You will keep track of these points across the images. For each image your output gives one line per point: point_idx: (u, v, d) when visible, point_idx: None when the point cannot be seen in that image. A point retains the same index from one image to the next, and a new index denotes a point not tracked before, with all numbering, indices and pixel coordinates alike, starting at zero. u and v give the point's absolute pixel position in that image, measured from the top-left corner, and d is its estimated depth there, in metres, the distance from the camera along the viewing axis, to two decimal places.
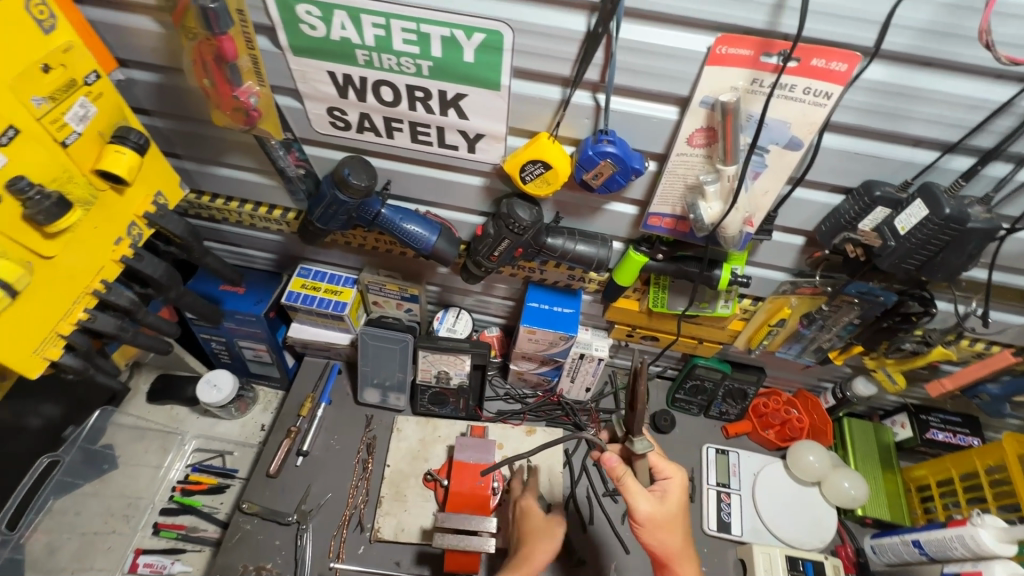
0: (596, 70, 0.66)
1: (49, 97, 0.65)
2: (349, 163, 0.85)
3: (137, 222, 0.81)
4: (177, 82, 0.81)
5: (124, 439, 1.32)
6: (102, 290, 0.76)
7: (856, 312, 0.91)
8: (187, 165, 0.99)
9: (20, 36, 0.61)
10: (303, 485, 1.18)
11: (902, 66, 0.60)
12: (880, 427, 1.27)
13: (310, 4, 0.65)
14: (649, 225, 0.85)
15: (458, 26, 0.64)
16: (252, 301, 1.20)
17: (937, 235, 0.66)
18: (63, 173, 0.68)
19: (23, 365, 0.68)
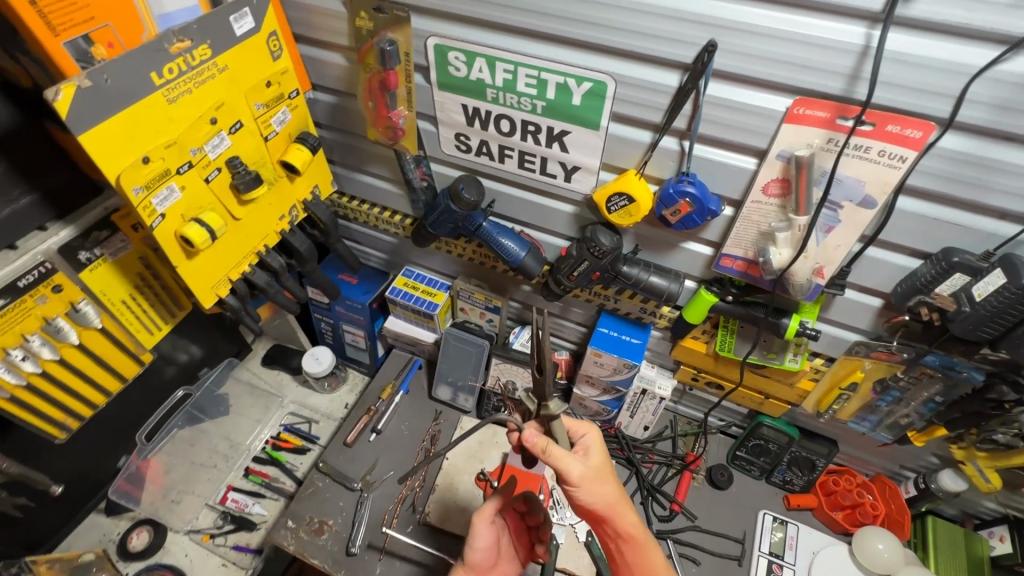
0: (684, 119, 0.76)
1: (265, 104, 0.88)
2: (464, 180, 1.01)
3: (297, 205, 1.03)
4: (348, 103, 1.04)
5: (237, 391, 1.53)
6: (263, 252, 0.97)
7: (937, 386, 0.89)
8: (338, 170, 1.23)
9: (259, 60, 0.84)
10: (371, 459, 1.31)
11: (980, 138, 0.63)
12: (974, 536, 1.15)
13: (459, 51, 0.83)
14: (721, 265, 0.90)
15: (571, 76, 0.79)
16: (362, 291, 1.40)
17: (1013, 304, 0.66)
18: (261, 160, 0.91)
19: (203, 296, 0.89)
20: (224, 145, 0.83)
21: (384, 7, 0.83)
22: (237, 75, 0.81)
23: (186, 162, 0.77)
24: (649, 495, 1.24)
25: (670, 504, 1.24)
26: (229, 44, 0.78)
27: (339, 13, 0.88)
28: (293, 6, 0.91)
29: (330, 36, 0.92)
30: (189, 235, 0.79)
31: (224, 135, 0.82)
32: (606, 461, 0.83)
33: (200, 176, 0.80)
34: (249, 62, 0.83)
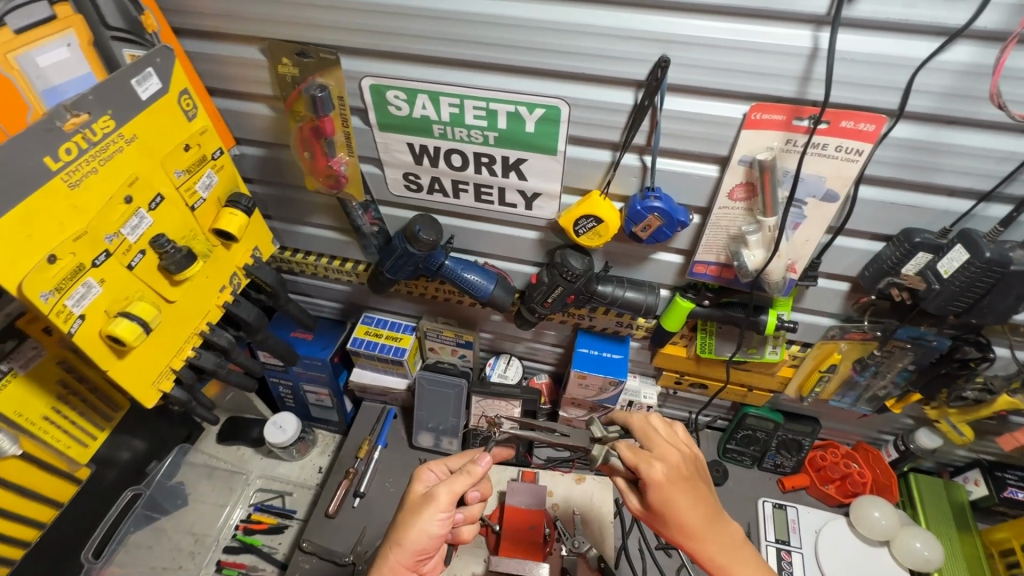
0: (643, 135, 0.75)
1: (186, 170, 0.79)
2: (419, 221, 0.95)
3: (237, 272, 0.93)
4: (279, 155, 0.96)
5: (194, 477, 1.37)
6: (207, 331, 0.86)
7: (910, 357, 0.92)
8: (276, 224, 1.13)
9: (172, 123, 0.75)
10: (359, 526, 1.21)
11: (927, 124, 0.66)
12: (952, 484, 1.21)
13: (398, 90, 0.78)
14: (694, 272, 0.90)
15: (521, 104, 0.75)
16: (320, 346, 1.29)
17: (980, 277, 0.68)
18: (189, 232, 0.81)
19: (142, 394, 0.77)
20: (145, 225, 0.73)
21: (309, 51, 0.77)
22: (147, 144, 0.71)
23: (101, 251, 0.67)
24: None
25: None
26: (134, 111, 0.69)
27: (257, 62, 0.80)
28: (204, 58, 0.82)
29: (250, 86, 0.84)
30: (117, 333, 0.68)
31: (144, 213, 0.72)
32: (668, 506, 0.79)
33: (120, 264, 0.70)
34: (161, 127, 0.73)
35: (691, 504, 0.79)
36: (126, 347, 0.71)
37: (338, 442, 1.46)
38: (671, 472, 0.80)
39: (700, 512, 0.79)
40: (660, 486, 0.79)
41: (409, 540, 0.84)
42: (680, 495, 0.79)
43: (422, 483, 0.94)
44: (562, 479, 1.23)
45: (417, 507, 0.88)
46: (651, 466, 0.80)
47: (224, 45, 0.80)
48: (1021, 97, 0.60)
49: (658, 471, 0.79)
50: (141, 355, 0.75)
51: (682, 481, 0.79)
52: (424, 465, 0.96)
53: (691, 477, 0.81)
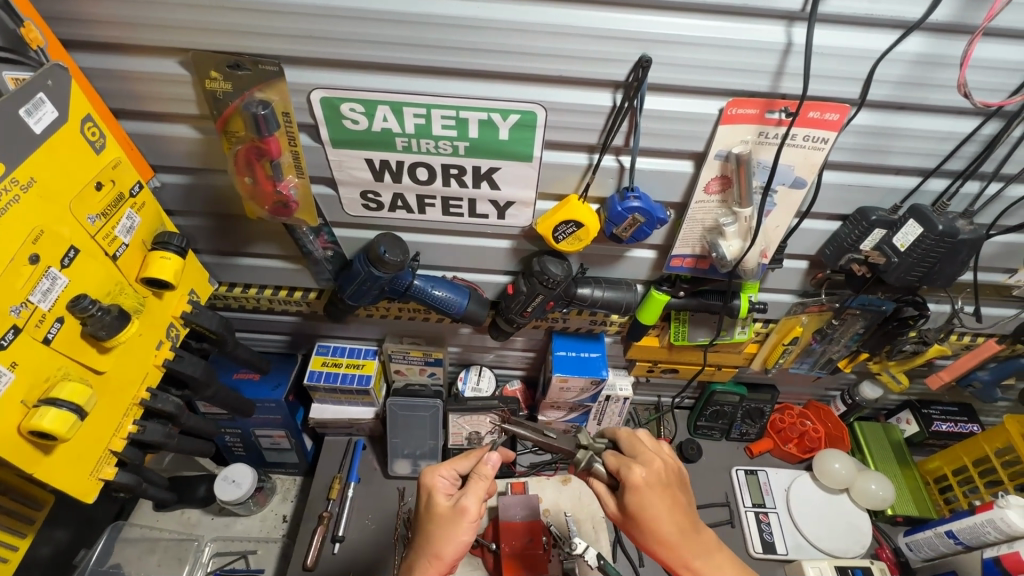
0: (622, 136, 0.73)
1: (101, 214, 0.65)
2: (382, 241, 0.86)
3: (175, 323, 0.80)
4: (209, 181, 0.83)
5: (134, 556, 1.16)
6: (148, 398, 0.74)
7: (861, 322, 1.02)
8: (208, 259, 0.99)
9: (77, 158, 0.61)
10: (342, 574, 1.11)
11: (882, 111, 0.70)
12: (889, 426, 1.35)
13: (354, 102, 0.70)
14: (672, 266, 0.91)
15: (494, 110, 0.70)
16: (270, 387, 1.15)
17: (934, 248, 0.75)
18: (114, 286, 0.68)
19: (79, 489, 0.64)
20: (60, 286, 0.60)
21: (244, 62, 0.66)
22: (49, 188, 0.58)
23: (7, 329, 0.54)
24: None
25: None
26: (28, 150, 0.55)
27: (179, 77, 0.68)
28: (106, 76, 0.68)
29: (170, 105, 0.72)
30: (44, 427, 0.56)
31: (55, 273, 0.59)
32: (644, 509, 0.77)
33: (33, 340, 0.57)
34: (65, 164, 0.60)
35: (668, 509, 0.77)
36: (57, 440, 0.58)
37: (300, 485, 1.36)
38: (652, 477, 0.79)
39: (677, 517, 0.78)
40: (638, 490, 0.78)
41: (448, 553, 0.80)
42: (657, 500, 0.77)
43: (442, 495, 0.85)
44: (548, 484, 1.21)
45: (444, 519, 0.82)
46: (634, 471, 0.79)
47: (133, 59, 0.67)
48: (985, 84, 0.65)
49: (638, 475, 0.78)
50: (73, 443, 0.63)
51: (660, 485, 0.79)
52: (433, 473, 0.87)
53: (670, 484, 0.80)
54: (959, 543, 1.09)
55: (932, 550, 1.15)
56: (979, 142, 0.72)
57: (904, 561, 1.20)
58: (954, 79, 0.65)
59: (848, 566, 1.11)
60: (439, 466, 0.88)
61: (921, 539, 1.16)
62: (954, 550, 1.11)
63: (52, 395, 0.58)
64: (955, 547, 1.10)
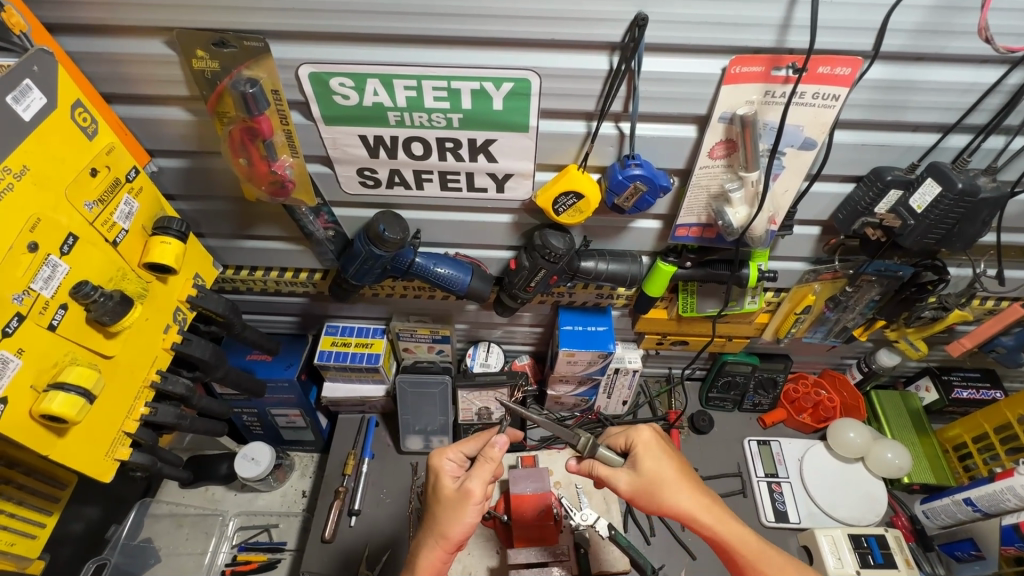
0: (620, 102, 0.70)
1: (98, 200, 0.66)
2: (382, 219, 0.85)
3: (181, 307, 0.80)
4: (206, 163, 0.83)
5: (163, 530, 1.22)
6: (158, 380, 0.75)
7: (877, 289, 0.98)
8: (212, 242, 1.00)
9: (70, 145, 0.61)
10: (360, 545, 1.14)
11: (898, 63, 0.66)
12: (907, 394, 1.32)
13: (343, 76, 0.68)
14: (677, 236, 0.89)
15: (487, 79, 0.68)
16: (284, 366, 1.17)
17: (953, 209, 0.72)
18: (117, 271, 0.68)
19: (96, 469, 0.67)
20: (61, 274, 0.61)
21: (229, 40, 0.65)
22: (43, 176, 0.58)
23: (11, 316, 0.55)
24: None
25: None
26: (19, 137, 0.55)
27: (166, 58, 0.68)
28: (95, 60, 0.68)
29: (160, 87, 0.71)
30: (54, 411, 0.58)
31: (55, 261, 0.60)
32: (656, 469, 0.81)
33: (39, 327, 0.59)
34: (57, 151, 0.60)
35: (675, 469, 0.81)
36: (67, 422, 0.60)
37: (317, 461, 1.39)
38: (656, 440, 0.84)
39: (684, 474, 0.81)
40: (644, 451, 0.82)
41: (454, 533, 0.81)
42: (665, 456, 0.82)
43: (450, 478, 0.86)
44: (559, 457, 1.22)
45: (451, 503, 0.82)
46: (640, 435, 0.84)
47: (121, 41, 0.67)
48: (1006, 29, 0.61)
49: (646, 435, 0.84)
50: (84, 426, 0.64)
51: (664, 447, 0.83)
52: (442, 456, 0.88)
53: (670, 451, 0.83)
54: (977, 510, 1.07)
55: (949, 517, 1.13)
56: (1005, 93, 0.68)
57: (920, 529, 1.18)
58: (975, 23, 0.60)
59: (861, 534, 1.11)
60: (449, 451, 0.89)
61: (938, 507, 1.15)
62: (972, 517, 1.09)
63: (59, 380, 0.59)
64: (973, 514, 1.09)
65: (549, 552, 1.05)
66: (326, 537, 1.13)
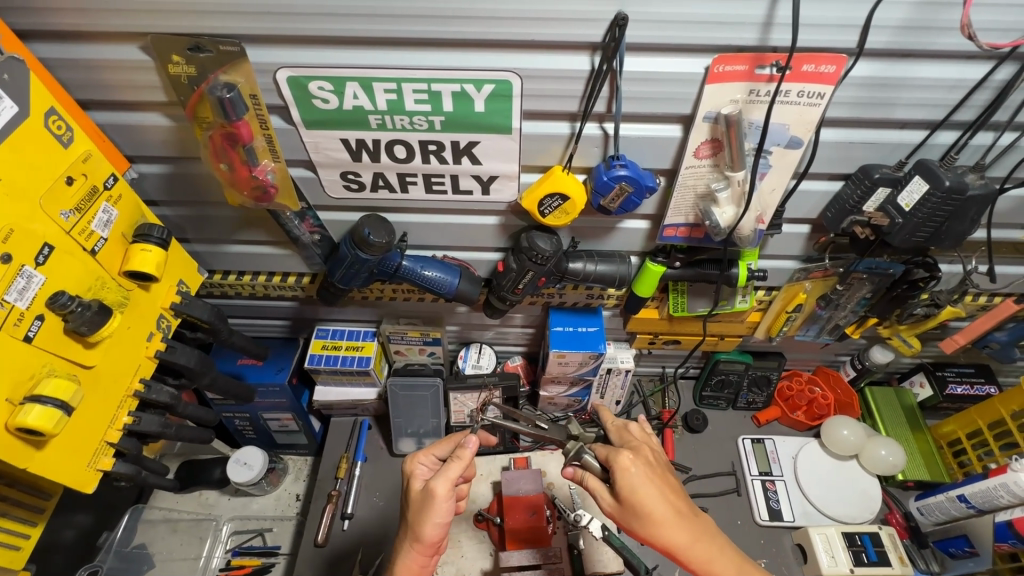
0: (603, 102, 0.69)
1: (75, 209, 0.65)
2: (367, 223, 0.85)
3: (164, 314, 0.80)
4: (188, 169, 0.82)
5: (156, 535, 1.22)
6: (141, 389, 0.74)
7: (868, 286, 0.98)
8: (198, 248, 0.99)
9: (43, 155, 0.60)
10: (353, 550, 1.14)
11: (884, 60, 0.65)
12: (901, 390, 1.31)
13: (322, 80, 0.67)
14: (665, 236, 0.88)
15: (467, 81, 0.67)
16: (274, 370, 1.16)
17: (941, 207, 0.71)
18: (96, 280, 0.68)
19: (77, 480, 0.66)
20: (36, 284, 0.60)
21: (204, 44, 0.64)
22: (16, 186, 0.58)
23: None
24: None
25: None
26: None
27: (142, 63, 0.67)
28: (69, 66, 0.67)
29: (138, 93, 0.70)
30: (30, 424, 0.57)
31: (30, 271, 0.59)
32: (636, 498, 0.75)
33: (14, 339, 0.58)
34: (29, 160, 0.59)
35: (658, 498, 0.75)
36: (45, 435, 0.59)
37: (311, 465, 1.38)
38: (640, 464, 0.77)
39: (669, 504, 0.75)
40: (626, 476, 0.76)
41: (427, 535, 0.80)
42: (647, 484, 0.75)
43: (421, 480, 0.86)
44: (552, 458, 1.22)
45: (419, 506, 0.81)
46: (621, 461, 0.77)
47: (95, 47, 0.66)
48: (991, 24, 0.60)
49: (626, 459, 0.77)
50: (63, 438, 0.64)
51: (649, 472, 0.77)
52: (416, 460, 0.88)
53: (654, 478, 0.77)
54: (971, 506, 1.07)
55: (943, 513, 1.13)
56: (992, 89, 0.67)
57: (914, 525, 1.17)
58: (960, 19, 0.60)
59: (855, 532, 1.10)
60: (428, 452, 0.90)
61: (932, 503, 1.14)
62: (966, 513, 1.09)
63: (36, 393, 0.59)
64: (966, 510, 1.08)
65: (542, 553, 1.03)
66: (319, 541, 1.13)
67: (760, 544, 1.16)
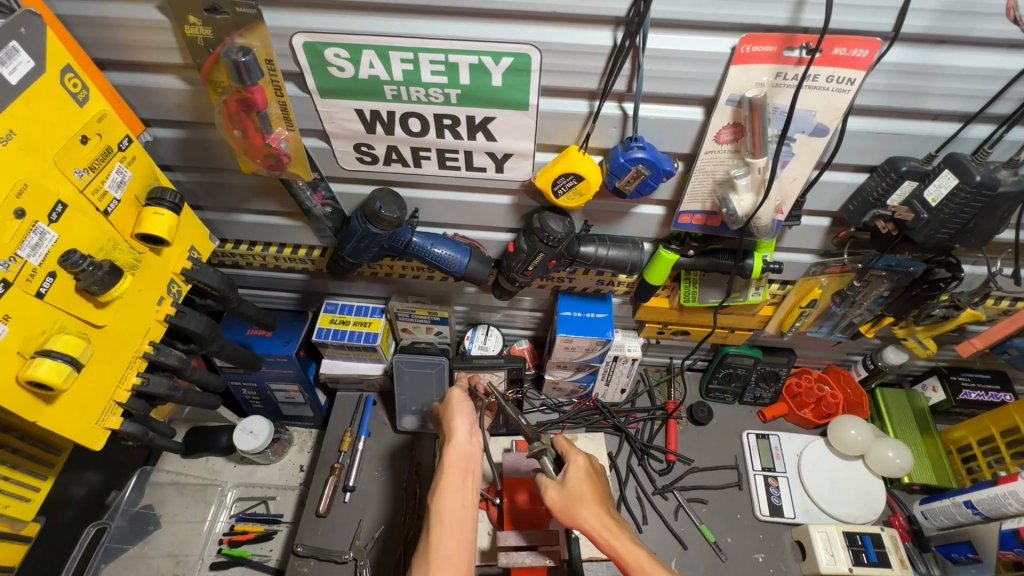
0: (624, 80, 0.67)
1: (89, 168, 0.65)
2: (379, 197, 0.84)
3: (175, 280, 0.80)
4: (203, 135, 0.82)
5: (163, 497, 1.25)
6: (151, 351, 0.75)
7: (886, 284, 0.95)
8: (210, 215, 1.00)
9: (58, 113, 0.60)
10: (354, 521, 1.15)
11: (920, 46, 0.62)
12: (913, 392, 1.29)
13: (338, 46, 0.66)
14: (680, 223, 0.87)
15: (485, 53, 0.65)
16: (282, 342, 1.17)
17: (969, 203, 0.69)
18: (108, 241, 0.68)
19: (85, 437, 0.67)
20: (49, 241, 0.60)
21: (221, 5, 0.63)
22: (30, 141, 0.58)
23: None
24: (644, 455, 1.22)
25: (665, 455, 1.24)
26: (5, 101, 0.55)
27: (158, 24, 0.66)
28: (86, 23, 0.67)
29: (155, 54, 0.70)
30: (39, 377, 0.58)
31: (43, 228, 0.60)
32: (580, 488, 0.80)
33: (26, 294, 0.59)
34: (45, 117, 0.59)
35: (597, 496, 0.80)
36: (54, 390, 0.61)
37: (316, 437, 1.39)
38: (590, 464, 0.85)
39: (602, 501, 0.80)
40: (577, 468, 0.83)
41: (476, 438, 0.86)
42: (589, 485, 0.81)
43: (466, 407, 0.89)
44: None
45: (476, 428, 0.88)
46: (572, 458, 0.84)
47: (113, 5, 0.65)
48: None
49: (580, 458, 0.84)
50: (72, 395, 0.65)
51: (595, 473, 0.84)
52: (458, 395, 0.91)
53: (594, 481, 0.82)
54: (977, 513, 1.06)
55: (948, 519, 1.12)
56: None
57: (918, 528, 1.16)
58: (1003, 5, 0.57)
59: (857, 532, 1.09)
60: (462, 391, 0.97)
61: (937, 508, 1.13)
62: (972, 520, 1.08)
63: (46, 348, 0.60)
64: (973, 517, 1.07)
65: (539, 535, 1.01)
66: (320, 512, 1.15)
67: (758, 539, 1.16)
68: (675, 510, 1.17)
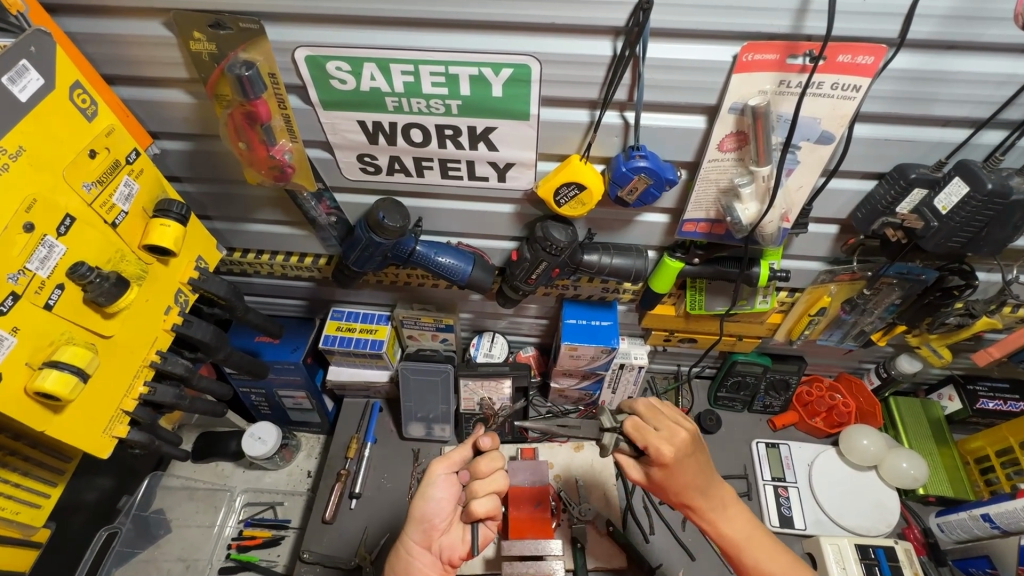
0: (624, 90, 0.67)
1: (97, 181, 0.66)
2: (382, 207, 0.84)
3: (183, 290, 0.81)
4: (209, 147, 0.84)
5: (174, 502, 1.26)
6: (158, 361, 0.76)
7: (897, 292, 0.94)
8: (219, 225, 1.01)
9: (67, 128, 0.61)
10: (360, 528, 1.16)
11: (927, 52, 0.61)
12: (928, 402, 1.27)
13: (340, 60, 0.67)
14: (684, 231, 0.86)
15: (485, 65, 0.65)
16: (290, 349, 1.18)
17: (980, 211, 0.68)
18: (116, 253, 0.69)
19: (93, 445, 0.69)
20: (57, 254, 0.62)
21: (224, 21, 0.64)
22: (39, 157, 0.59)
23: (5, 296, 0.57)
24: None
25: None
26: (14, 117, 0.56)
27: (164, 39, 0.67)
28: (96, 41, 0.68)
29: (162, 69, 0.71)
30: (47, 388, 0.59)
31: (52, 241, 0.61)
32: (669, 480, 0.81)
33: (35, 306, 0.60)
34: (53, 132, 0.60)
35: (694, 474, 0.80)
36: (61, 400, 0.62)
37: (323, 443, 1.39)
38: (678, 450, 0.79)
39: (699, 478, 0.80)
40: (667, 465, 0.79)
41: (418, 512, 0.88)
42: (682, 471, 0.79)
43: (437, 491, 0.89)
44: (560, 450, 1.20)
45: (427, 524, 0.88)
46: (659, 453, 0.78)
47: (121, 22, 0.67)
48: None
49: (665, 451, 0.78)
50: (79, 405, 0.66)
51: (687, 457, 0.79)
52: (439, 463, 0.91)
53: (696, 448, 0.81)
54: (995, 527, 1.03)
55: (965, 532, 1.09)
56: None
57: (933, 542, 1.13)
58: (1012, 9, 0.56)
59: (869, 545, 1.07)
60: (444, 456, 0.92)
61: (954, 521, 1.11)
62: (989, 534, 1.05)
63: (54, 358, 0.61)
64: (991, 531, 1.04)
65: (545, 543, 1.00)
66: (326, 520, 1.15)
67: None
68: (682, 520, 1.15)
